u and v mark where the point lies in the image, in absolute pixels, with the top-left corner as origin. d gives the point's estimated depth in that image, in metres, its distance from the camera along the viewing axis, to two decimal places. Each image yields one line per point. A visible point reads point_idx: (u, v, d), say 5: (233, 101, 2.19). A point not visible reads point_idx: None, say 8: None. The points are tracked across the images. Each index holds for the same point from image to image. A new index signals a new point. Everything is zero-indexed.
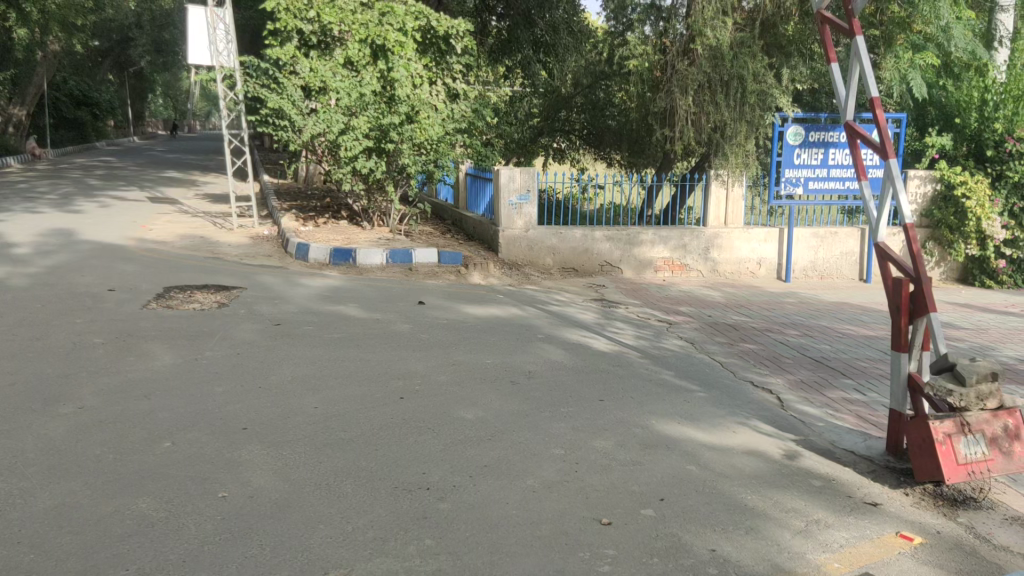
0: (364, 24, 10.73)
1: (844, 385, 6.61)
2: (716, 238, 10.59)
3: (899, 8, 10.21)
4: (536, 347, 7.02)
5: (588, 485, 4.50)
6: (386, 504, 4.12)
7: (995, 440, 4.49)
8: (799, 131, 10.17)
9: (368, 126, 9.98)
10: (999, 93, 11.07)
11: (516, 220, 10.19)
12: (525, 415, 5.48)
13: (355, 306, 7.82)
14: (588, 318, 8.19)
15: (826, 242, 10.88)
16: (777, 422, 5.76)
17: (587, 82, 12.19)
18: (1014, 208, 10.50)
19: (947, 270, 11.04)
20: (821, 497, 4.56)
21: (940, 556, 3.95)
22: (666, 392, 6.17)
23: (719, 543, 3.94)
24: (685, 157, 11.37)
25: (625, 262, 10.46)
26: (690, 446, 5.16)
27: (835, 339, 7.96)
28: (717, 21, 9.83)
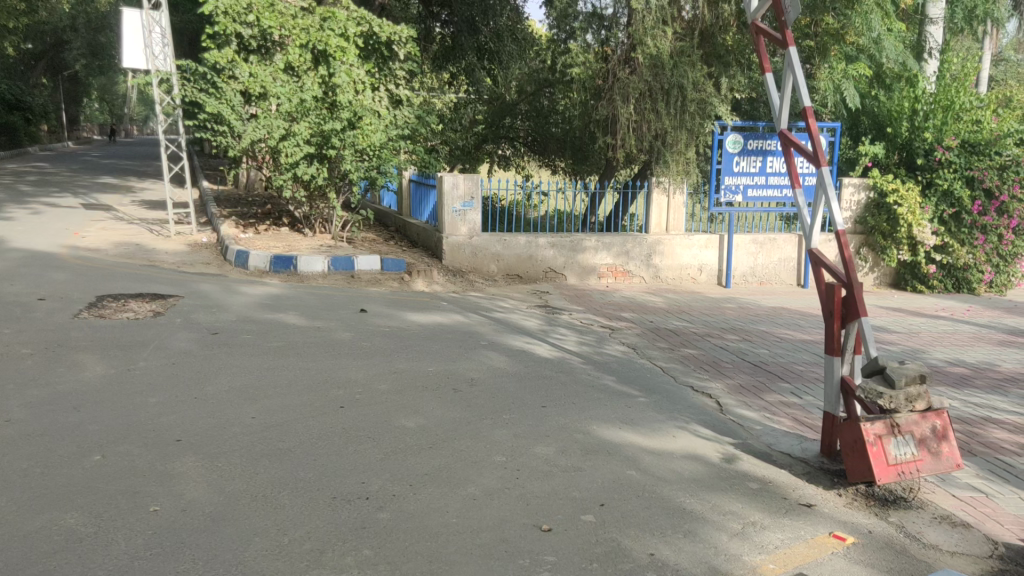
0: (305, 29, 10.61)
1: (781, 389, 6.74)
2: (658, 244, 10.72)
3: (832, 20, 10.43)
4: (479, 354, 7.01)
5: (528, 492, 4.50)
6: (323, 516, 4.07)
7: (924, 441, 4.59)
8: (737, 140, 10.40)
9: (309, 133, 9.91)
10: (929, 103, 11.44)
11: (460, 226, 10.20)
12: (466, 423, 5.46)
13: (295, 314, 7.72)
14: (531, 325, 8.21)
15: (764, 249, 11.10)
16: (715, 426, 5.84)
17: (532, 89, 12.34)
18: (943, 216, 10.81)
19: (880, 275, 11.39)
20: (757, 500, 4.63)
21: (871, 556, 4.04)
22: (607, 398, 6.21)
23: (657, 548, 3.97)
24: (627, 165, 11.49)
25: (568, 269, 10.51)
26: (630, 451, 5.20)
27: (772, 343, 8.11)
28: (657, 30, 10.02)
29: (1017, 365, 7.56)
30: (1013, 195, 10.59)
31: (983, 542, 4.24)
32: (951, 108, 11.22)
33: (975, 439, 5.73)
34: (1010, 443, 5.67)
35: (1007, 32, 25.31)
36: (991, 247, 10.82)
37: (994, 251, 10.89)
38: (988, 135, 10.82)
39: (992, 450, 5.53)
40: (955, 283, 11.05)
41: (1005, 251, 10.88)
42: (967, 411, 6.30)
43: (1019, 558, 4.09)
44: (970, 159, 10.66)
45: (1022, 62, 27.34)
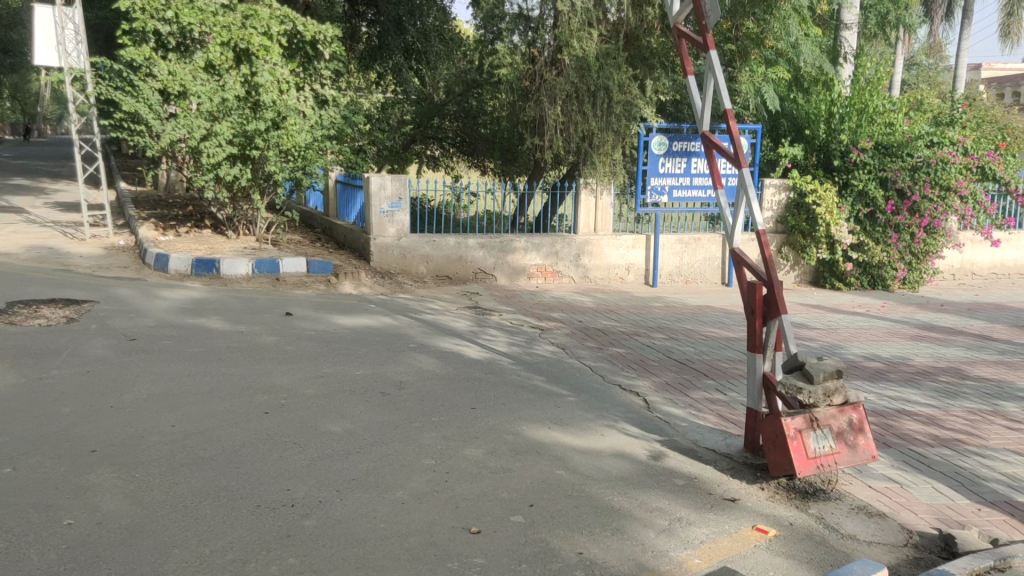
0: (227, 27, 10.38)
1: (706, 386, 6.87)
2: (586, 245, 10.82)
3: (752, 25, 10.76)
4: (408, 357, 6.96)
5: (457, 494, 4.49)
6: (247, 525, 3.99)
7: (841, 435, 4.75)
8: (663, 141, 10.52)
9: (231, 133, 9.72)
10: (845, 106, 11.81)
11: (388, 228, 10.12)
12: (394, 427, 5.41)
13: (218, 319, 7.54)
14: (461, 326, 8.19)
15: (689, 248, 11.29)
16: (643, 424, 5.91)
17: (459, 89, 12.31)
18: (858, 215, 11.21)
19: (800, 273, 11.72)
20: (683, 496, 4.70)
21: (792, 547, 4.15)
22: (536, 398, 6.23)
23: (585, 546, 4.00)
24: (556, 166, 11.53)
25: (498, 269, 10.54)
26: (559, 451, 5.23)
27: (698, 341, 8.26)
28: (583, 32, 10.08)
29: (929, 359, 7.85)
30: (923, 196, 11.00)
31: (898, 531, 4.39)
32: (866, 111, 11.58)
33: (890, 431, 5.94)
34: (923, 434, 5.89)
35: (919, 36, 26.26)
36: (904, 245, 11.22)
37: (907, 249, 11.31)
38: (902, 137, 11.24)
39: (906, 441, 5.73)
40: (870, 280, 11.49)
41: (917, 249, 11.29)
42: (883, 404, 6.52)
43: (932, 546, 4.25)
44: (883, 160, 11.07)
45: (935, 65, 28.28)
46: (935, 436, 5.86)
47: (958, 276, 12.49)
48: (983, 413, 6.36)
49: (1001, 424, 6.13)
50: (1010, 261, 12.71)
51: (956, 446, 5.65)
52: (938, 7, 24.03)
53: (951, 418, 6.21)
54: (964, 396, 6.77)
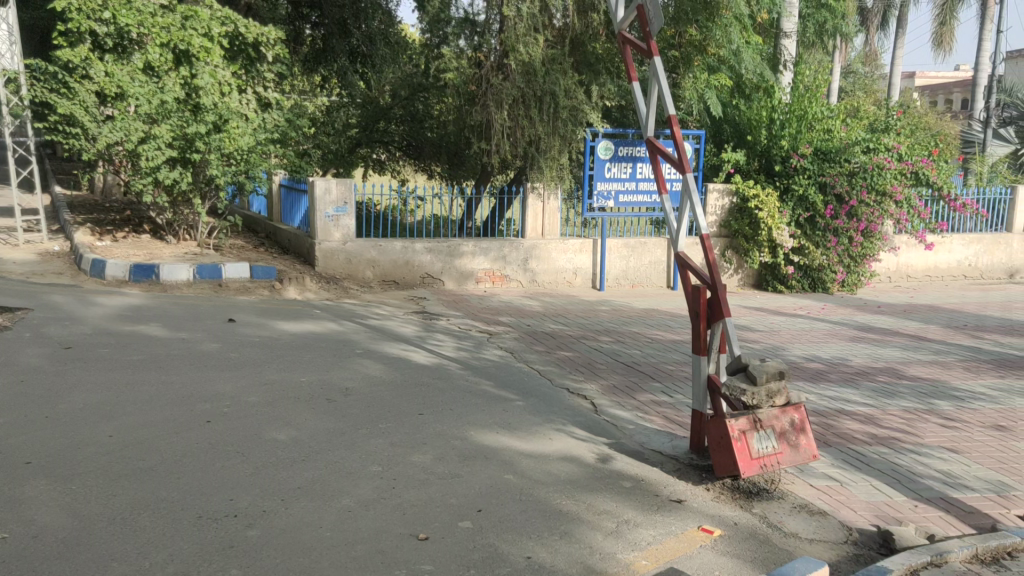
0: (166, 27, 10.15)
1: (653, 388, 6.94)
2: (534, 249, 10.87)
3: (695, 33, 11.02)
4: (354, 363, 6.89)
5: (404, 501, 4.46)
6: (188, 536, 3.90)
7: (783, 435, 4.84)
8: (609, 146, 10.54)
9: (170, 135, 9.47)
10: (785, 112, 12.00)
11: (333, 232, 10.03)
12: (340, 434, 5.35)
13: (158, 325, 7.38)
14: (408, 331, 8.14)
15: (636, 252, 11.40)
16: (590, 427, 5.95)
17: (406, 93, 12.22)
18: (799, 219, 11.48)
19: (744, 276, 11.92)
20: (630, 498, 4.74)
21: (737, 546, 4.21)
22: (484, 402, 6.22)
23: (534, 550, 4.00)
24: (503, 170, 11.52)
25: (446, 274, 10.54)
26: (507, 455, 5.23)
27: (644, 344, 8.34)
28: (529, 38, 10.15)
29: (866, 359, 8.05)
30: (861, 201, 11.33)
31: (838, 528, 4.49)
32: (805, 117, 11.74)
33: (830, 430, 6.07)
34: (861, 433, 6.03)
35: (855, 44, 26.97)
36: (843, 249, 11.54)
37: (845, 253, 11.62)
38: (839, 143, 11.43)
39: (845, 440, 5.87)
40: (811, 283, 11.77)
41: (855, 252, 11.61)
42: (823, 404, 6.66)
43: (871, 542, 4.35)
44: (821, 166, 11.33)
45: (872, 73, 29.00)
46: (873, 434, 6.01)
47: (894, 278, 12.85)
48: (919, 412, 6.54)
49: (935, 422, 6.32)
50: (944, 263, 13.10)
51: (893, 444, 5.80)
52: (873, 17, 24.73)
53: (888, 417, 6.38)
54: (901, 395, 6.96)
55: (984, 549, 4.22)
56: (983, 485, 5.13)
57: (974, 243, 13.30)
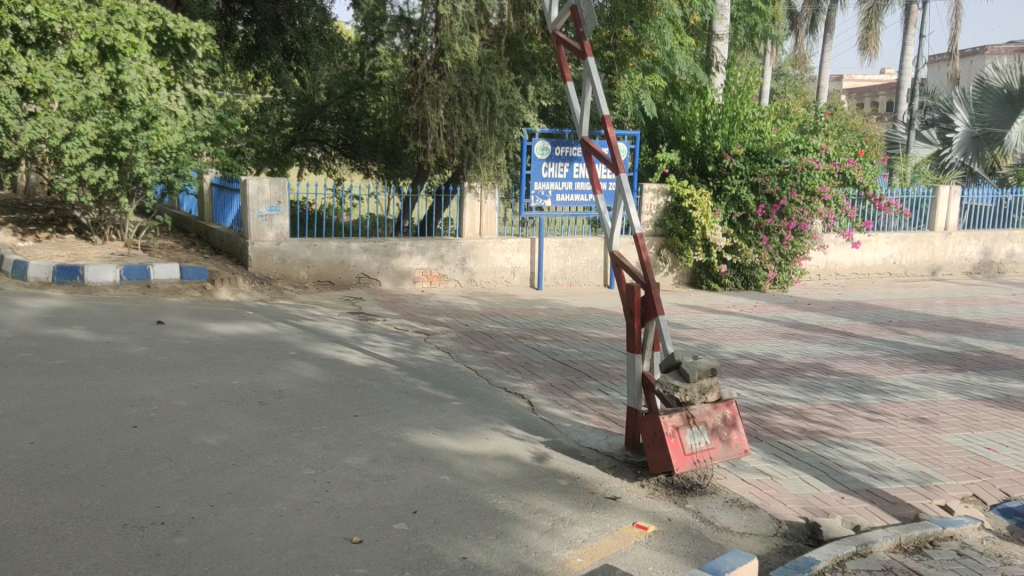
0: (91, 22, 9.77)
1: (589, 386, 6.99)
2: (471, 248, 10.85)
3: (630, 33, 11.21)
4: (287, 365, 6.78)
5: (339, 504, 4.40)
6: (113, 545, 3.79)
7: (715, 431, 4.92)
8: (546, 146, 10.54)
9: (96, 133, 9.20)
10: (718, 113, 12.11)
11: (266, 232, 9.87)
12: (273, 437, 5.26)
13: (83, 328, 7.15)
14: (344, 333, 8.05)
15: (573, 252, 11.46)
16: (526, 426, 5.96)
17: (341, 92, 12.01)
18: (732, 218, 11.71)
19: (679, 275, 12.10)
20: (566, 496, 4.77)
21: (670, 542, 4.26)
22: (420, 403, 6.19)
23: (469, 551, 3.99)
24: (439, 170, 11.46)
25: (383, 274, 10.46)
26: (443, 456, 5.20)
27: (581, 343, 8.40)
28: (465, 36, 10.17)
29: (796, 356, 8.23)
30: (791, 200, 11.60)
31: (768, 521, 4.58)
32: (737, 118, 11.90)
33: (761, 425, 6.20)
34: (791, 427, 6.17)
35: (785, 48, 27.71)
36: (774, 248, 11.81)
37: (777, 252, 11.89)
38: (770, 143, 11.66)
39: (776, 435, 6.00)
40: (743, 281, 12.02)
41: (786, 251, 11.89)
42: (755, 400, 6.79)
43: (799, 534, 4.45)
44: (753, 166, 11.56)
45: (802, 76, 29.72)
46: (802, 428, 6.16)
47: (823, 276, 13.18)
48: (846, 406, 6.72)
49: (861, 415, 6.50)
50: (870, 261, 13.48)
51: (821, 438, 5.95)
52: (802, 20, 25.39)
53: (817, 411, 6.54)
54: (829, 390, 7.14)
55: (908, 539, 4.33)
56: (906, 476, 5.29)
57: (899, 242, 13.71)
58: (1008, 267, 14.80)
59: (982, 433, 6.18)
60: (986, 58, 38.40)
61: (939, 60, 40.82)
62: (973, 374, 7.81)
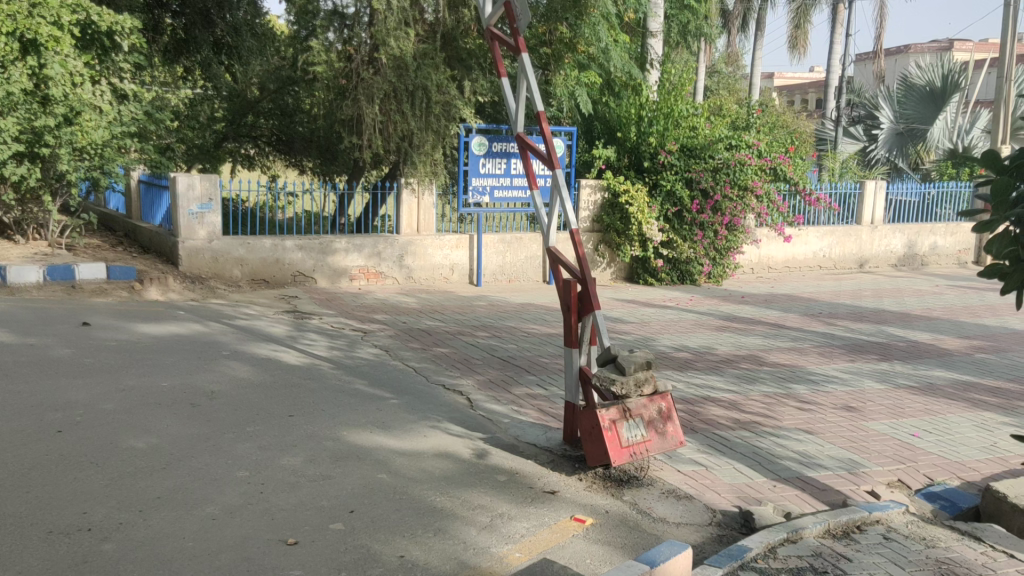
0: (10, 14, 9.00)
1: (527, 381, 7.02)
2: (410, 245, 10.80)
3: (565, 30, 11.26)
4: (220, 365, 6.65)
5: (273, 505, 4.33)
6: (36, 553, 3.66)
7: (651, 423, 4.98)
8: (483, 142, 10.51)
9: (18, 129, 8.93)
10: (653, 110, 12.26)
11: (197, 230, 9.65)
12: (204, 439, 5.14)
13: (4, 331, 6.90)
14: (279, 332, 7.93)
15: (511, 248, 11.48)
16: (465, 422, 5.95)
17: (274, 87, 11.84)
18: (667, 214, 11.88)
19: (616, 270, 12.23)
20: (504, 492, 4.77)
21: (607, 534, 4.30)
22: (358, 402, 6.12)
23: (406, 549, 3.96)
24: (376, 166, 11.40)
25: (319, 272, 10.34)
26: (380, 454, 5.16)
27: (519, 338, 8.42)
28: (400, 32, 10.06)
29: (730, 348, 8.39)
30: (724, 195, 11.80)
31: (703, 510, 4.66)
32: (672, 115, 12.04)
33: (696, 417, 6.30)
34: (725, 418, 6.29)
35: (719, 45, 28.24)
36: (708, 242, 12.02)
37: (711, 246, 12.10)
38: (703, 139, 11.84)
39: (710, 426, 6.10)
40: (679, 276, 12.20)
41: (720, 245, 12.11)
42: (690, 392, 6.90)
43: (733, 523, 4.54)
44: (688, 162, 11.73)
45: (734, 74, 30.31)
46: (736, 419, 6.27)
47: (756, 269, 13.45)
48: (778, 396, 6.87)
49: (793, 405, 6.65)
50: (801, 255, 13.81)
51: (754, 428, 6.07)
52: (734, 18, 25.89)
53: (750, 402, 6.68)
54: (761, 381, 7.30)
55: (837, 524, 4.45)
56: (835, 464, 5.44)
57: (828, 236, 14.07)
58: (931, 259, 15.32)
59: (906, 420, 6.39)
60: (910, 57, 39.68)
61: (865, 58, 42.05)
62: (898, 363, 8.06)
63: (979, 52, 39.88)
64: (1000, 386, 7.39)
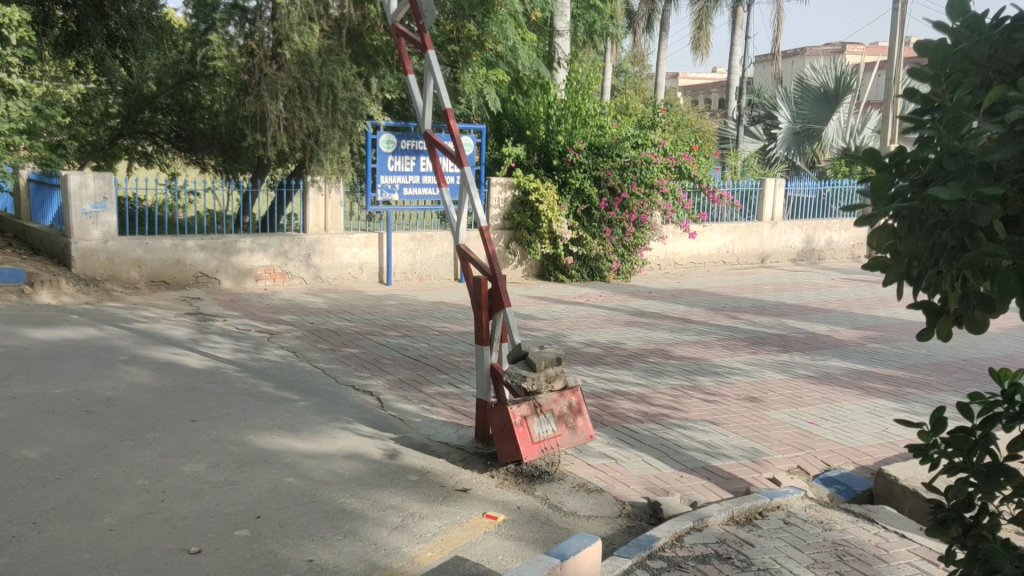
0: None
1: (439, 380, 6.98)
2: (316, 244, 10.63)
3: (473, 28, 11.28)
4: (117, 371, 6.39)
5: (175, 513, 4.19)
6: None
7: (562, 418, 5.01)
8: (391, 139, 10.36)
9: None
10: (561, 109, 12.39)
11: (91, 230, 9.27)
12: (100, 447, 4.93)
13: None
14: (180, 335, 7.67)
15: (422, 246, 11.41)
16: (376, 423, 5.87)
17: (171, 82, 11.39)
18: (577, 211, 12.02)
19: (527, 267, 12.33)
20: (416, 491, 4.73)
21: (519, 529, 4.32)
22: (265, 405, 5.98)
23: (316, 553, 3.89)
24: (281, 164, 11.17)
25: (222, 272, 10.06)
26: (287, 457, 5.05)
27: (430, 337, 8.38)
28: (304, 28, 9.85)
29: (638, 342, 8.55)
30: (632, 193, 12.00)
31: (613, 503, 4.73)
32: (579, 114, 12.20)
33: (606, 411, 6.39)
34: (634, 411, 6.40)
35: (624, 46, 28.82)
36: (616, 239, 12.22)
37: (620, 243, 12.31)
38: (610, 138, 12.04)
39: (620, 419, 6.20)
40: (589, 272, 12.38)
41: (628, 242, 12.33)
42: (600, 386, 7.00)
43: (642, 514, 4.62)
44: (595, 160, 11.89)
45: (640, 73, 30.94)
46: (644, 412, 6.39)
47: (663, 265, 13.74)
48: (685, 388, 7.04)
49: (698, 397, 6.82)
50: (705, 251, 14.19)
51: (661, 421, 6.19)
52: (640, 19, 26.57)
53: (658, 395, 6.81)
54: (668, 374, 7.46)
55: (740, 512, 4.57)
56: (739, 453, 5.60)
57: (731, 232, 14.48)
58: (827, 253, 15.98)
59: (806, 408, 6.62)
60: (805, 59, 41.36)
61: (765, 60, 43.55)
62: (797, 354, 8.36)
63: (869, 56, 41.99)
64: (891, 374, 7.74)
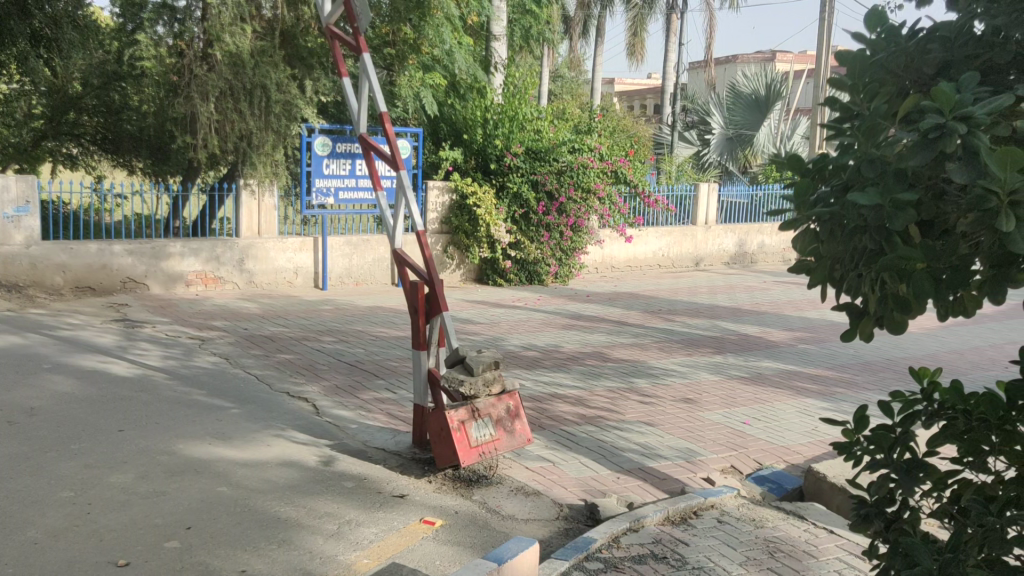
0: None
1: (376, 386, 6.91)
2: (250, 248, 10.45)
3: (409, 31, 11.25)
4: (40, 380, 6.17)
5: (102, 526, 4.06)
6: None
7: (499, 422, 5.01)
8: (326, 142, 10.28)
9: None
10: (497, 112, 12.41)
11: (13, 234, 8.95)
12: (23, 459, 4.75)
13: None
14: (107, 342, 7.45)
15: (358, 250, 11.31)
16: (311, 429, 5.79)
17: (97, 83, 11.07)
18: (515, 215, 12.05)
19: (465, 271, 12.30)
20: (353, 498, 4.68)
21: (457, 534, 4.30)
22: (196, 413, 5.84)
23: (249, 563, 3.81)
24: (213, 167, 10.92)
25: (151, 277, 9.82)
26: (220, 466, 4.94)
27: (367, 342, 8.30)
28: (236, 28, 9.70)
29: (575, 345, 8.61)
30: (569, 197, 12.12)
31: (551, 506, 4.75)
32: (517, 118, 12.24)
33: (544, 414, 6.42)
34: (571, 414, 6.44)
35: (561, 52, 29.07)
36: (554, 243, 12.29)
37: (557, 247, 12.38)
38: (548, 142, 12.10)
39: (557, 422, 6.23)
40: (527, 276, 12.39)
41: (565, 246, 12.41)
42: (537, 389, 7.02)
43: (579, 515, 4.65)
44: (533, 164, 11.96)
45: (577, 78, 31.23)
46: (581, 415, 6.44)
47: (600, 269, 13.87)
48: (621, 391, 7.11)
49: (634, 399, 6.90)
50: (642, 254, 14.37)
51: (598, 423, 6.25)
52: (575, 25, 26.82)
53: (595, 398, 6.87)
54: (605, 376, 7.54)
55: (675, 511, 4.63)
56: (674, 453, 5.68)
57: (667, 235, 14.71)
58: (759, 256, 16.35)
59: (738, 409, 6.75)
60: (737, 67, 42.23)
61: (698, 66, 44.37)
62: (730, 355, 8.52)
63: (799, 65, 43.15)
64: (820, 374, 7.94)
